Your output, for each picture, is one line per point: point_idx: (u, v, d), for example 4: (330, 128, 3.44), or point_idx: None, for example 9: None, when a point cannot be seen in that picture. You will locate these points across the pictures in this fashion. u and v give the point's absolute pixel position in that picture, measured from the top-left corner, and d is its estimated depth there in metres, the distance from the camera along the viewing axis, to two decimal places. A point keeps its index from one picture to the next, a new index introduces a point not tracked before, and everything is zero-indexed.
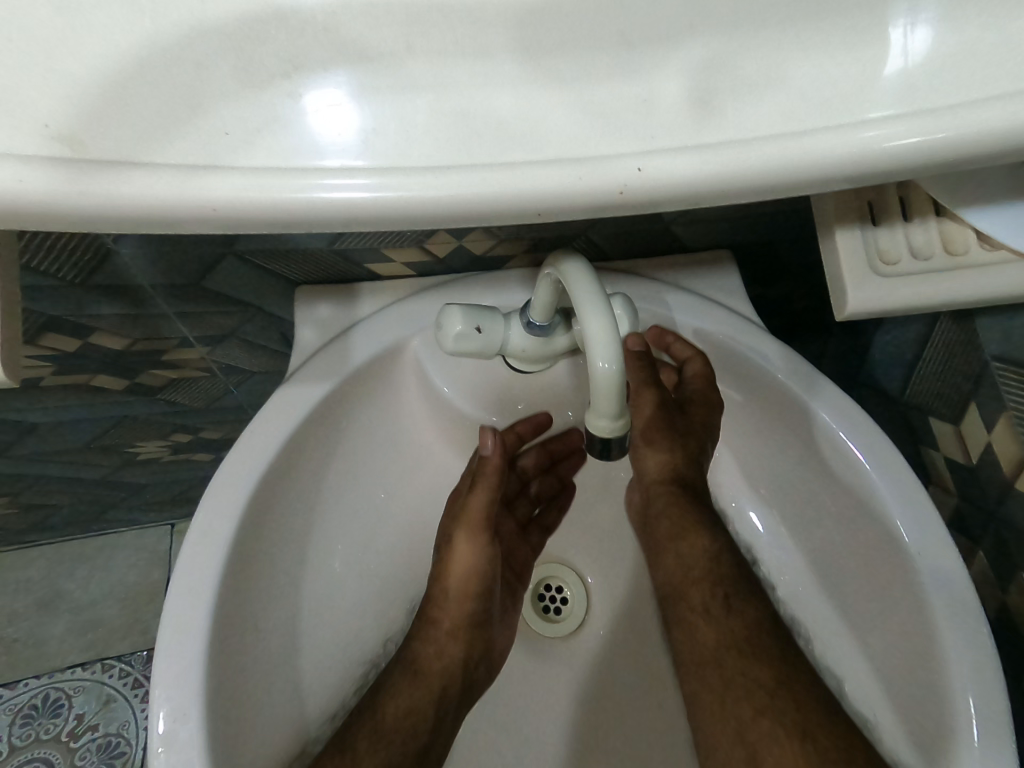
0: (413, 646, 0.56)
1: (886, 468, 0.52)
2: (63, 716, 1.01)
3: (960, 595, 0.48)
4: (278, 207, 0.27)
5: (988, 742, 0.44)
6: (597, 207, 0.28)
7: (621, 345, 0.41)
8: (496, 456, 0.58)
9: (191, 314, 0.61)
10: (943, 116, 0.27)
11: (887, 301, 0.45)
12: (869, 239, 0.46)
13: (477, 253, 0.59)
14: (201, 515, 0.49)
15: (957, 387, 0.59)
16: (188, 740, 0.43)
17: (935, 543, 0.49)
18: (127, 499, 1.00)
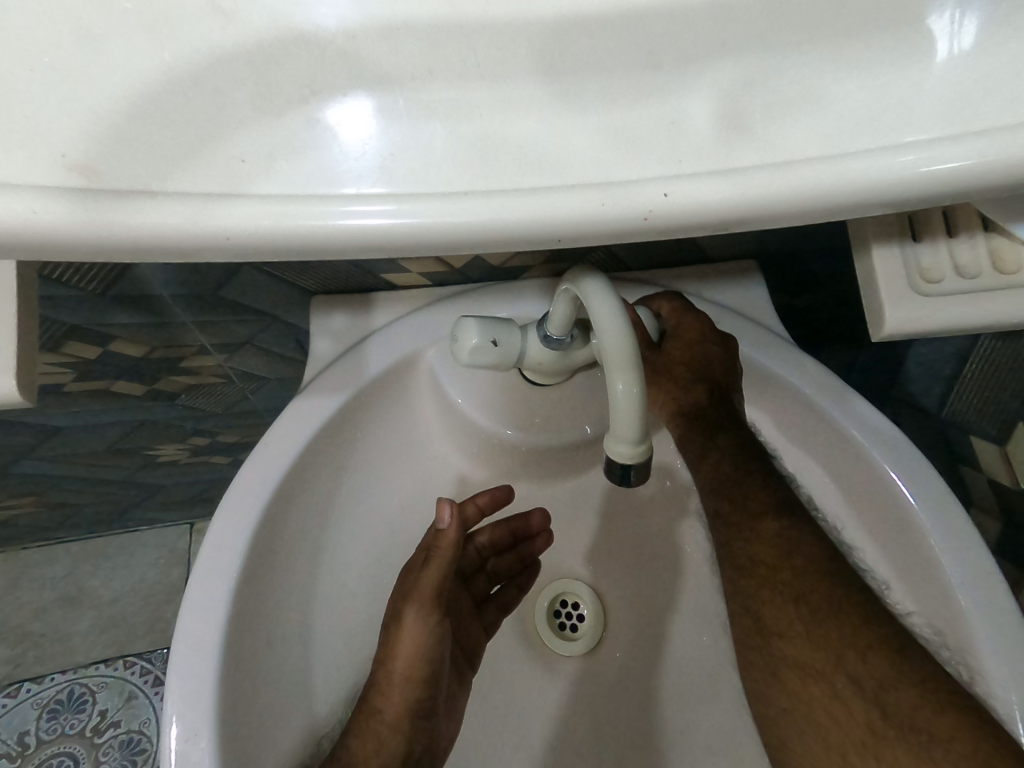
0: (348, 743, 0.51)
1: (926, 490, 0.49)
2: (86, 712, 1.02)
3: (1007, 623, 0.44)
4: (288, 230, 0.26)
5: None
6: (620, 234, 0.27)
7: (641, 369, 0.39)
8: (453, 532, 0.54)
9: (209, 323, 0.61)
10: (1002, 139, 0.25)
11: (928, 320, 0.42)
12: (909, 256, 0.43)
13: (495, 263, 0.58)
14: (215, 529, 0.49)
15: (1003, 406, 0.57)
16: (200, 760, 0.43)
17: (978, 570, 0.46)
18: (149, 499, 1.01)
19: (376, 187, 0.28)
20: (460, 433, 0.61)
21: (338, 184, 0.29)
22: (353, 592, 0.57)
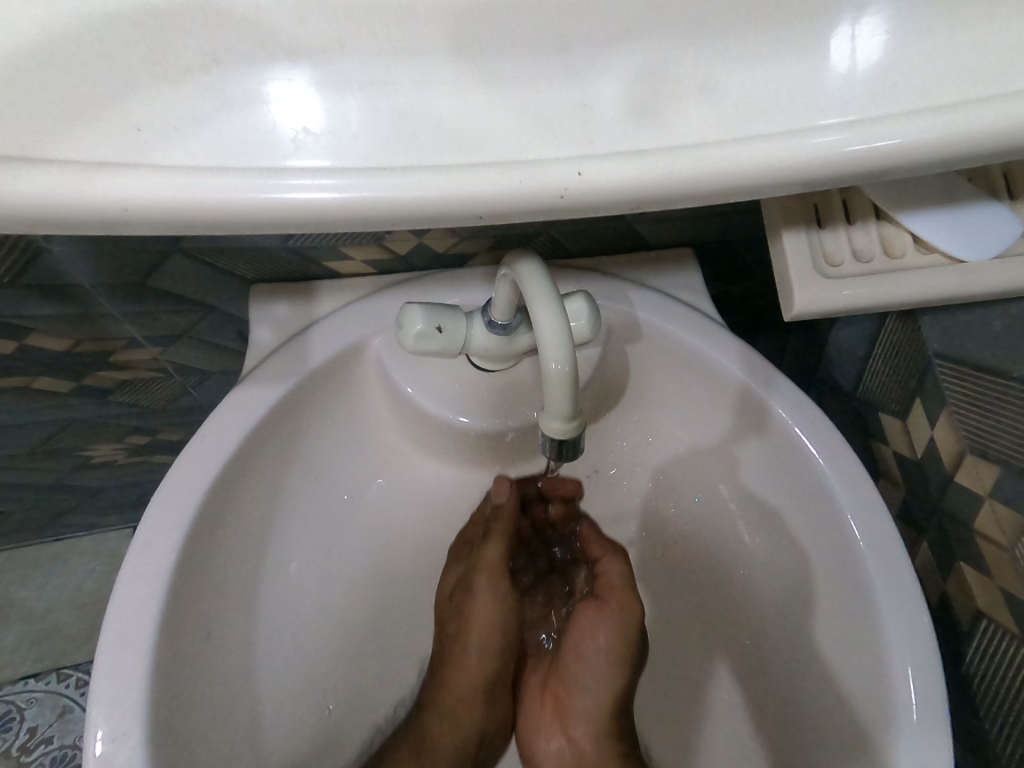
0: (423, 720, 0.57)
1: (843, 467, 0.51)
2: (14, 731, 0.97)
3: (906, 590, 0.48)
4: (216, 208, 0.26)
5: (926, 721, 0.45)
6: (537, 214, 0.28)
7: (573, 347, 0.41)
8: (510, 504, 0.61)
9: (140, 314, 0.59)
10: (871, 131, 0.27)
11: (833, 300, 0.45)
12: (815, 242, 0.46)
13: (439, 250, 0.59)
14: (146, 525, 0.48)
15: (903, 383, 0.60)
16: (128, 764, 0.42)
17: (883, 541, 0.49)
18: (81, 503, 0.96)
19: (328, 163, 0.29)
20: (405, 422, 0.61)
21: (278, 162, 0.29)
22: (300, 586, 0.56)
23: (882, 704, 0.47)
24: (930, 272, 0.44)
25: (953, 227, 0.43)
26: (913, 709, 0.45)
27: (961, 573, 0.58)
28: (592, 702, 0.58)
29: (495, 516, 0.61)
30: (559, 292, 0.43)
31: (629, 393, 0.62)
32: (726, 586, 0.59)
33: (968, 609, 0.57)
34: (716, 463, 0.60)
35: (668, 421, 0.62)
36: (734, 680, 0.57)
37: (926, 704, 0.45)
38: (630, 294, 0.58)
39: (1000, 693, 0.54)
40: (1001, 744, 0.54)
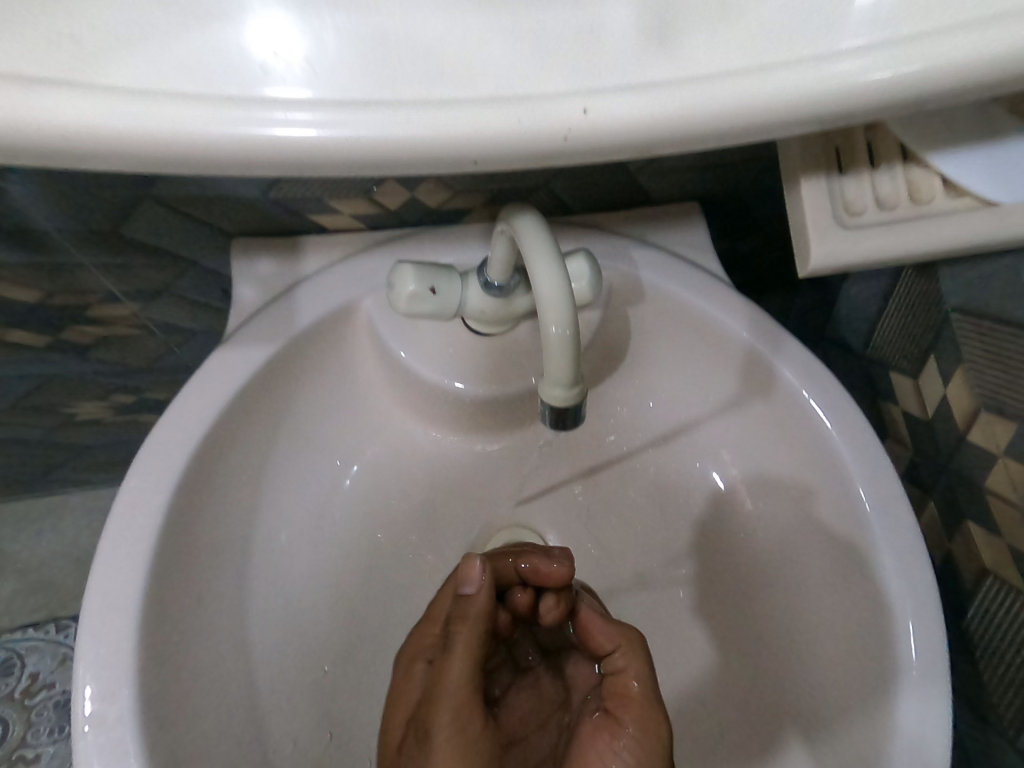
0: None
1: (849, 426, 0.50)
2: (14, 675, 0.95)
3: (909, 547, 0.47)
4: (191, 140, 0.25)
5: (925, 672, 0.44)
6: (542, 156, 0.27)
7: (575, 309, 0.39)
8: (483, 595, 0.48)
9: (113, 266, 0.56)
10: (905, 53, 0.26)
11: (851, 252, 0.43)
12: (835, 190, 0.44)
13: (432, 206, 0.56)
14: (131, 483, 0.46)
15: (916, 341, 0.59)
16: (118, 722, 0.40)
17: (889, 500, 0.48)
18: (72, 460, 0.95)
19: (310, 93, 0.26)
20: (399, 382, 0.58)
21: (252, 89, 0.26)
22: (295, 549, 0.53)
23: (883, 659, 0.46)
24: (956, 219, 0.42)
25: (985, 165, 0.40)
26: (913, 663, 0.44)
27: (969, 530, 0.57)
28: None
29: (458, 613, 0.48)
30: (559, 247, 0.40)
31: (631, 354, 0.60)
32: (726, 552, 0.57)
33: (972, 566, 0.56)
34: (720, 428, 0.58)
35: (671, 384, 0.60)
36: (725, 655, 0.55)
37: (927, 655, 0.44)
38: (633, 253, 0.56)
39: (999, 650, 0.54)
40: (999, 697, 0.54)
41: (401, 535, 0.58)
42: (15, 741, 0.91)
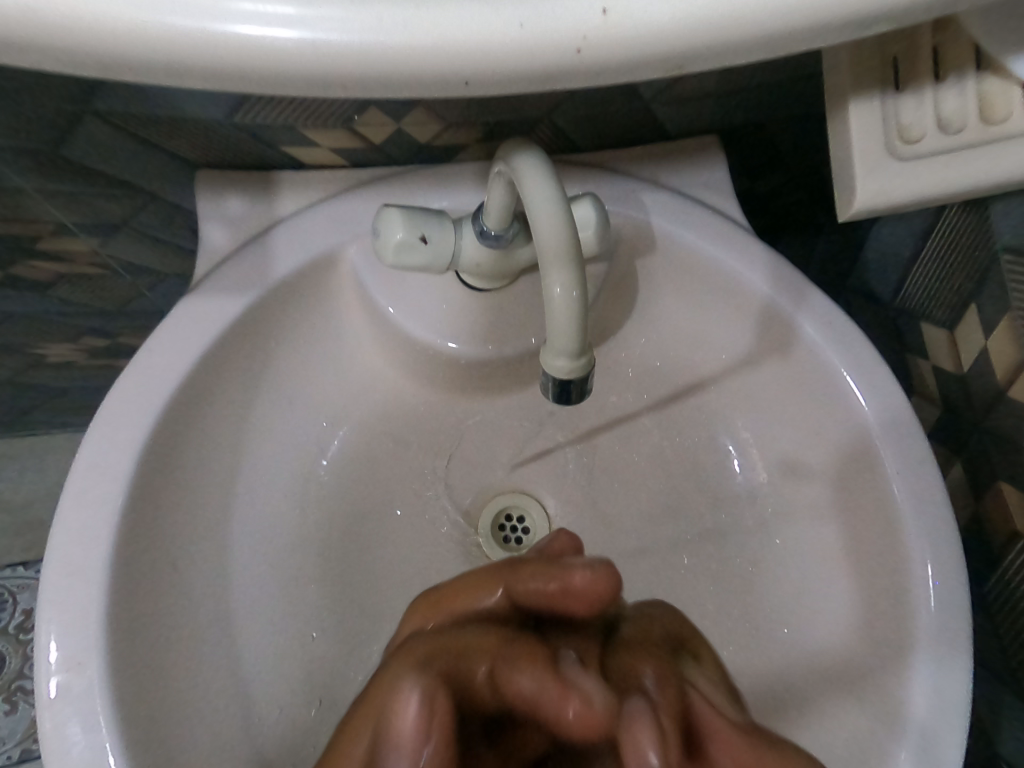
0: None
1: (876, 386, 0.47)
2: (7, 611, 0.94)
3: (934, 510, 0.44)
4: (175, 35, 0.24)
5: (943, 645, 0.41)
6: (560, 75, 0.26)
7: (582, 269, 0.34)
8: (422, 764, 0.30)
9: (62, 193, 0.50)
10: None
11: (900, 188, 0.40)
12: (890, 112, 0.40)
13: (420, 140, 0.50)
14: (92, 443, 0.43)
15: (958, 289, 0.55)
16: (88, 690, 0.38)
17: (916, 461, 0.45)
18: (49, 401, 0.91)
19: None
20: (387, 333, 0.53)
21: None
22: (278, 510, 0.51)
23: (900, 625, 0.43)
24: None
25: None
26: (930, 632, 0.41)
27: (1002, 492, 0.53)
28: None
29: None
30: (565, 189, 0.35)
31: (640, 305, 0.56)
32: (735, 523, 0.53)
33: (1003, 527, 0.54)
34: (731, 387, 0.55)
35: (682, 340, 0.56)
36: (725, 628, 0.51)
37: (947, 625, 0.41)
38: (644, 198, 0.51)
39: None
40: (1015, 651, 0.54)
41: (391, 493, 0.56)
42: (12, 674, 0.91)
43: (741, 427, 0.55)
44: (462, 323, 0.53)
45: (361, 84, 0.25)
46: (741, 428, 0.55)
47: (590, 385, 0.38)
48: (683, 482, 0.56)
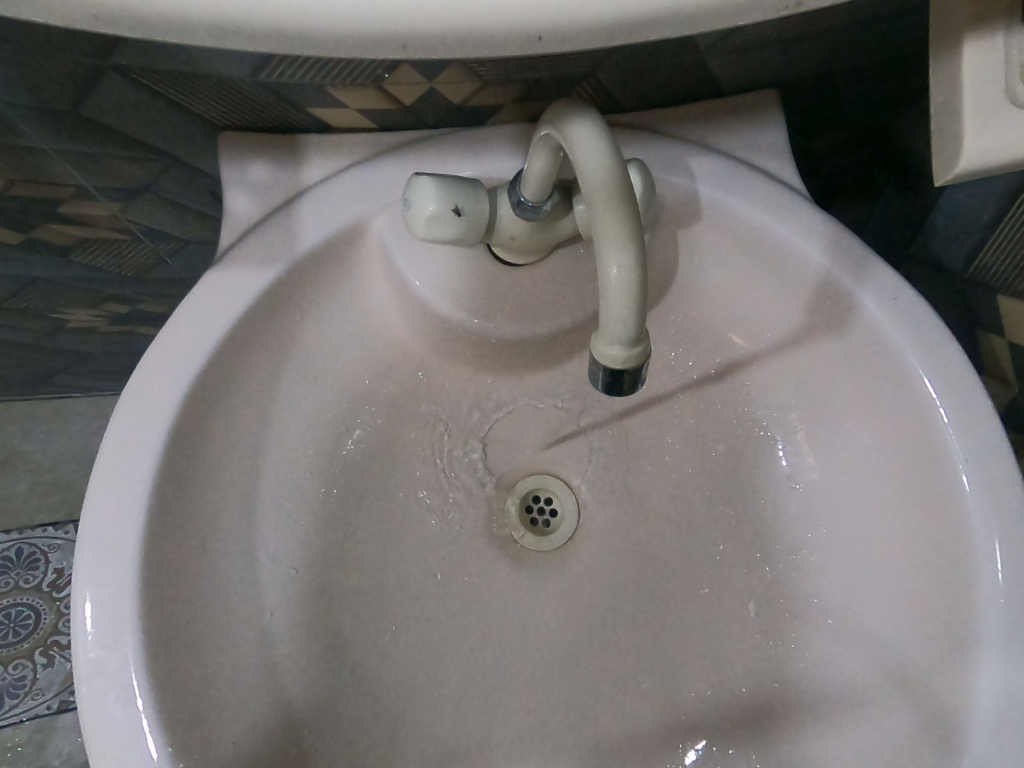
0: None
1: (945, 369, 0.43)
2: (40, 569, 0.96)
3: (1007, 500, 0.41)
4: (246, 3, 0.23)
5: (1011, 647, 0.39)
6: (647, 27, 0.25)
7: (640, 247, 0.31)
8: None
9: (80, 154, 0.47)
10: None
11: (1011, 145, 0.36)
12: (1014, 51, 0.34)
13: (453, 101, 0.46)
14: (121, 419, 0.42)
15: None
16: (125, 666, 0.38)
17: (987, 449, 0.42)
18: (71, 366, 0.90)
19: None
20: (419, 308, 0.51)
21: None
22: (307, 487, 0.49)
23: (963, 621, 0.41)
24: None
25: None
26: (995, 631, 0.40)
27: None
28: None
29: None
30: (624, 157, 0.32)
31: (686, 281, 0.52)
32: (779, 510, 0.51)
33: None
34: (778, 368, 0.52)
35: (731, 319, 0.53)
36: (769, 615, 0.50)
37: (1016, 624, 0.39)
38: (692, 164, 0.47)
39: None
40: None
41: (421, 470, 0.54)
42: (48, 628, 0.93)
43: (789, 413, 0.52)
44: (499, 297, 0.51)
45: (423, 44, 0.25)
46: (789, 413, 0.52)
47: (644, 374, 0.35)
48: (720, 465, 0.54)
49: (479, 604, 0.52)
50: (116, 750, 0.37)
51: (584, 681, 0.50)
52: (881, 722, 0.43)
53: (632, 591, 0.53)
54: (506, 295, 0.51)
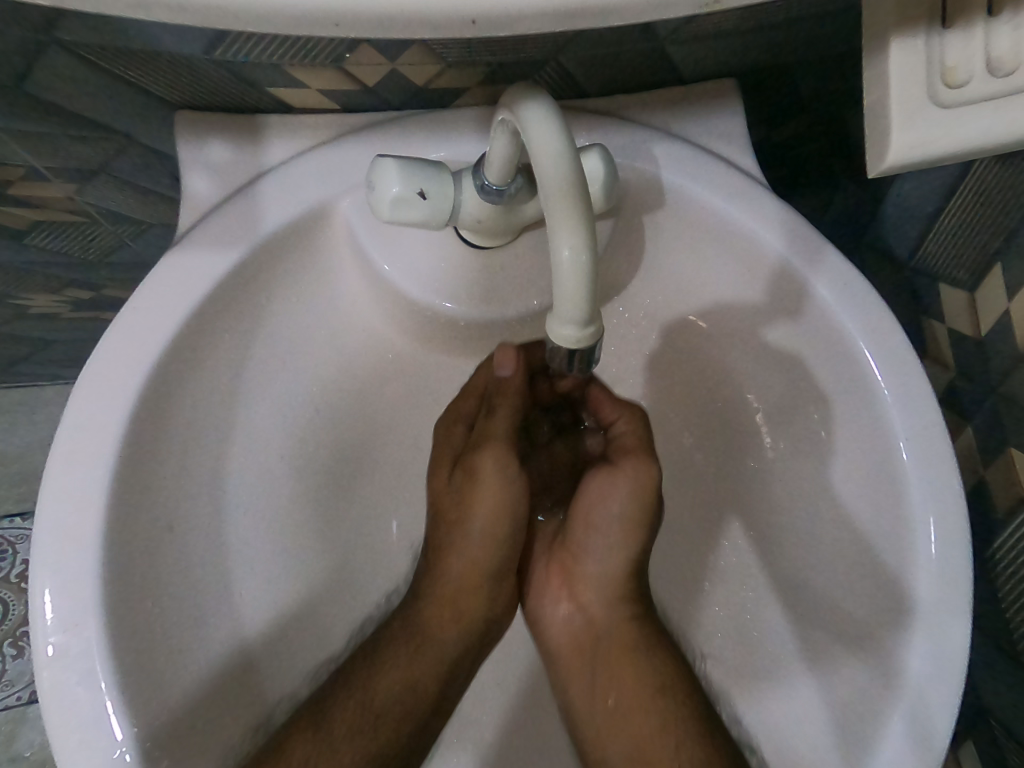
0: (420, 608, 0.50)
1: (891, 350, 0.45)
2: (8, 560, 0.94)
3: (942, 477, 0.43)
4: None
5: (941, 612, 0.41)
6: (583, 13, 0.25)
7: (591, 229, 0.32)
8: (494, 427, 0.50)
9: (29, 134, 0.46)
10: None
11: (937, 143, 0.36)
12: (933, 53, 0.36)
13: (416, 84, 0.46)
14: (79, 401, 0.42)
15: (982, 247, 0.55)
16: (85, 651, 0.38)
17: (926, 427, 0.44)
18: (35, 354, 0.88)
19: None
20: (385, 292, 0.51)
21: None
22: (275, 471, 0.49)
23: (900, 594, 0.43)
24: None
25: None
26: (929, 600, 0.42)
27: (1012, 456, 0.55)
28: (603, 566, 0.52)
29: (497, 394, 0.50)
30: (576, 140, 0.33)
31: (649, 265, 0.53)
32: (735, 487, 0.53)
33: (1012, 492, 0.55)
34: (735, 349, 0.53)
35: (692, 303, 0.54)
36: None
37: (947, 590, 0.42)
38: (654, 149, 0.48)
39: None
40: (1010, 603, 0.57)
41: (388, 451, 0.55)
42: (18, 620, 0.92)
43: (749, 395, 0.53)
44: (464, 281, 0.51)
45: (356, 21, 0.24)
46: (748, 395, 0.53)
47: (597, 354, 0.36)
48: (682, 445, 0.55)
49: None
50: (79, 732, 0.37)
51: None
52: (816, 697, 0.46)
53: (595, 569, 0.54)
54: (471, 279, 0.51)
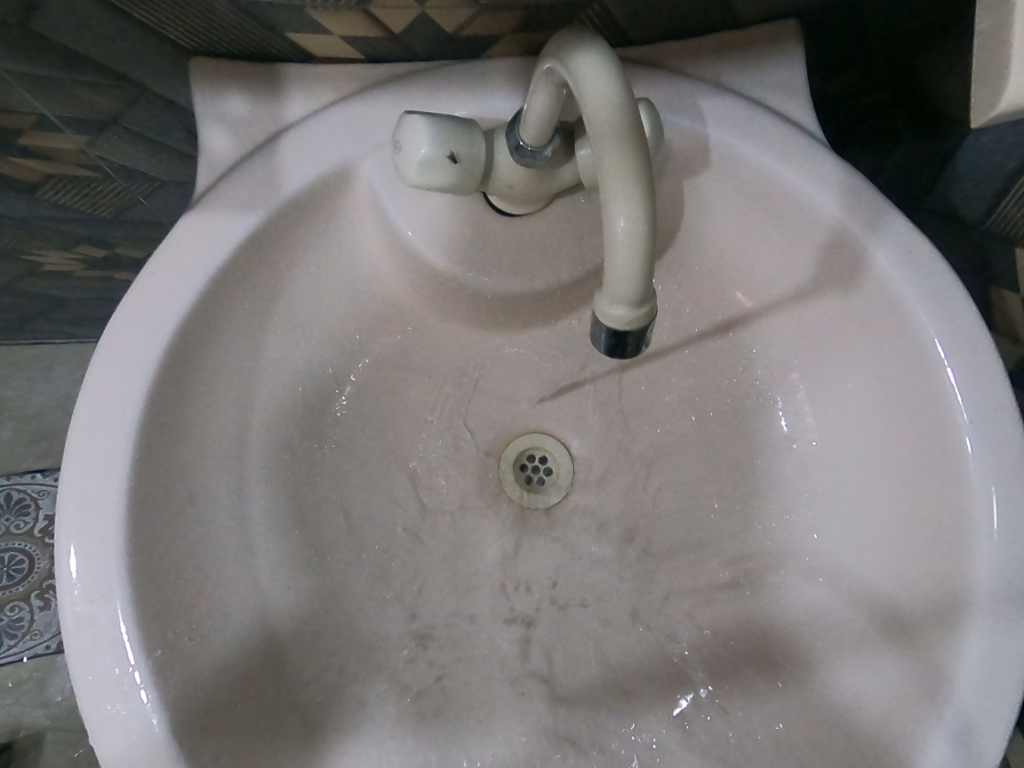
0: None
1: (955, 328, 0.42)
2: (31, 515, 0.95)
3: (1010, 463, 0.41)
4: None
5: (1000, 609, 0.40)
6: None
7: (650, 198, 0.29)
8: None
9: (37, 81, 0.43)
10: None
11: None
12: None
13: (446, 30, 0.42)
14: (99, 368, 0.40)
15: None
16: (112, 621, 0.38)
17: (992, 411, 0.41)
18: (50, 310, 0.87)
19: None
20: (411, 258, 0.48)
21: None
22: (297, 446, 0.48)
23: (953, 584, 0.41)
24: None
25: None
26: (985, 595, 0.40)
27: None
28: None
29: None
30: (636, 97, 0.29)
31: (692, 233, 0.50)
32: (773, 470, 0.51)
33: None
34: (782, 323, 0.50)
35: (737, 274, 0.50)
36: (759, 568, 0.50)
37: (1010, 582, 0.40)
38: (702, 106, 0.44)
39: None
40: None
41: (413, 420, 0.53)
42: (43, 573, 0.93)
43: (792, 372, 0.51)
44: (494, 247, 0.48)
45: None
46: (791, 373, 0.51)
47: (648, 337, 0.33)
48: (718, 424, 0.53)
49: (472, 558, 0.52)
50: (109, 700, 0.37)
51: (578, 636, 0.50)
52: (850, 691, 0.44)
53: (622, 545, 0.53)
54: (502, 245, 0.48)
